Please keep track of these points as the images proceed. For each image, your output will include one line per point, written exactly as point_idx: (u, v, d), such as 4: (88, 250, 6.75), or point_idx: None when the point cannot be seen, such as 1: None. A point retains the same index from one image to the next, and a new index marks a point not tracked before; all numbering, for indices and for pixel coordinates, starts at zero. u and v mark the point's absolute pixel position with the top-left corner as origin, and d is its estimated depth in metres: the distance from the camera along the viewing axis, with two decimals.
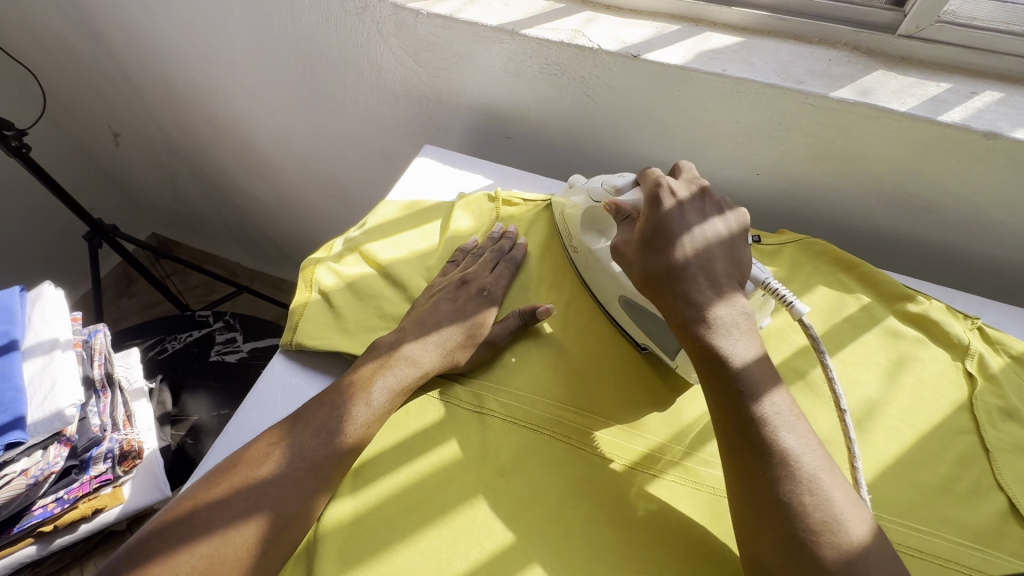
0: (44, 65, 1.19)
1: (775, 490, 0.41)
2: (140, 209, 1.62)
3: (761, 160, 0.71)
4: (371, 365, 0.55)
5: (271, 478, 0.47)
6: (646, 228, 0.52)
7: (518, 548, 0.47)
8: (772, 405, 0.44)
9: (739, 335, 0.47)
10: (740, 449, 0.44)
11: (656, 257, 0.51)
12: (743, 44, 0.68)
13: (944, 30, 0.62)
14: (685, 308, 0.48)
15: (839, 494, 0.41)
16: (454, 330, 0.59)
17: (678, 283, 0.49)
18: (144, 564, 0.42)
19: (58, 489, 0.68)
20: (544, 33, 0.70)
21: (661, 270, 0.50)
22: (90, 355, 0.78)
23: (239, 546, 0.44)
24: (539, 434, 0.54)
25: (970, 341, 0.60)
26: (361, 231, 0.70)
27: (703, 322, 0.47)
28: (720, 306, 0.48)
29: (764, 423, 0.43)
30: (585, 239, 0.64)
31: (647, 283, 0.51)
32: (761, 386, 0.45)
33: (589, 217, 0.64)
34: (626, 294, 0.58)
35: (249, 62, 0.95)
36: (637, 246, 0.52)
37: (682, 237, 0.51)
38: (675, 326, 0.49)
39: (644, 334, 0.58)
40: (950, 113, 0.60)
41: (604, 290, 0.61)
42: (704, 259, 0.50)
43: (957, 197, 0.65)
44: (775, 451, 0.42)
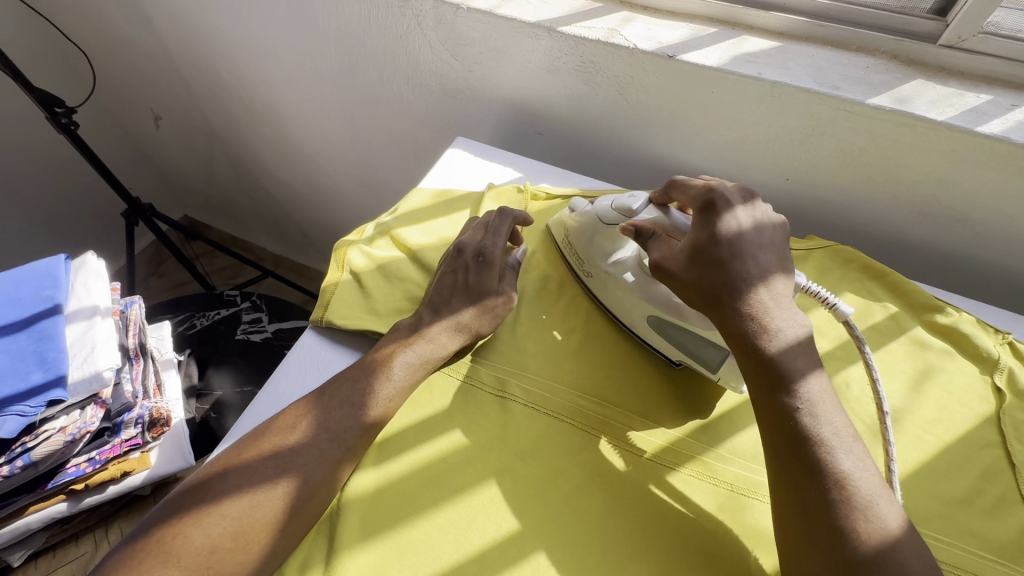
0: (95, 47, 1.24)
1: (803, 480, 0.41)
2: (175, 191, 1.67)
3: (791, 165, 0.72)
4: (394, 344, 0.56)
5: (298, 446, 0.48)
6: (696, 236, 0.52)
7: (533, 530, 0.48)
8: (828, 424, 0.43)
9: (795, 347, 0.46)
10: (790, 467, 0.42)
11: (705, 266, 0.50)
12: (780, 49, 0.68)
13: (988, 42, 0.62)
14: (740, 319, 0.47)
15: (867, 484, 0.41)
16: (467, 310, 0.59)
17: (730, 292, 0.48)
18: (174, 521, 0.44)
19: (91, 450, 0.71)
20: (581, 31, 0.71)
21: (709, 280, 0.49)
22: (126, 324, 0.81)
23: (265, 510, 0.45)
24: (558, 421, 0.55)
25: (1000, 355, 0.59)
26: (392, 217, 0.72)
27: (756, 337, 0.46)
28: (778, 320, 0.47)
29: (816, 440, 0.42)
30: (597, 258, 0.63)
31: (702, 295, 0.50)
32: (814, 404, 0.44)
33: (601, 236, 0.62)
34: (654, 312, 0.58)
35: (290, 50, 0.98)
36: (687, 253, 0.52)
37: (735, 246, 0.50)
38: (730, 337, 0.48)
39: (670, 346, 0.57)
40: (989, 125, 0.59)
41: (627, 310, 0.60)
42: (755, 267, 0.49)
43: (993, 211, 0.64)
44: (827, 472, 0.41)
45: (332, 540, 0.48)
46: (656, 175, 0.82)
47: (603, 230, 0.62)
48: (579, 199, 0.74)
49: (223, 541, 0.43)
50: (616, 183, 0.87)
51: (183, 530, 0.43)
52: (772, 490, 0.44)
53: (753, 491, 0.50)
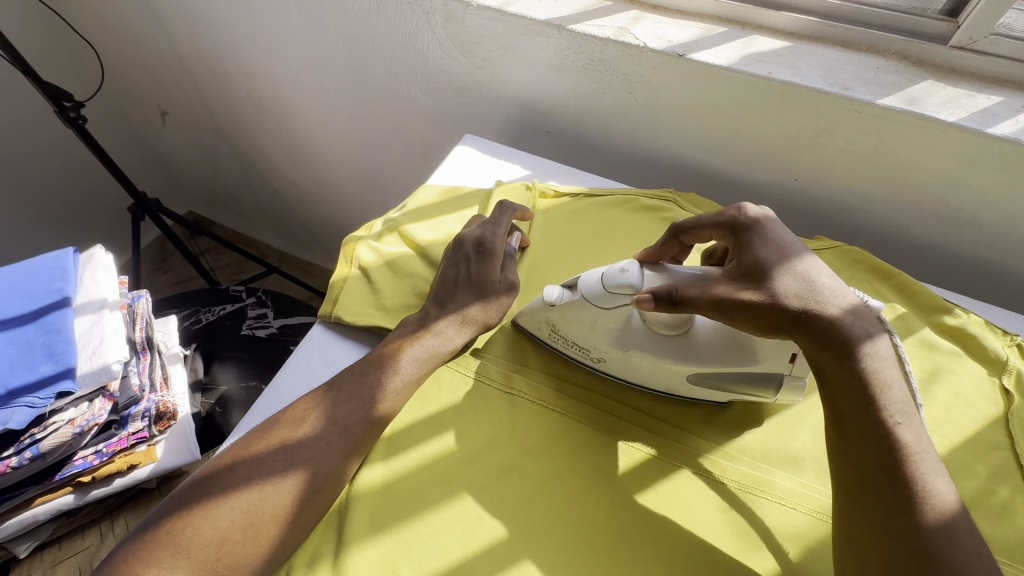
0: (103, 41, 1.24)
1: (887, 491, 0.39)
2: (180, 187, 1.68)
3: (800, 165, 0.72)
4: (401, 339, 0.56)
5: (307, 439, 0.48)
6: (752, 256, 0.47)
7: (541, 526, 0.48)
8: (920, 445, 0.41)
9: (884, 360, 0.44)
10: (881, 494, 0.40)
11: (777, 280, 0.45)
12: (791, 49, 0.68)
13: (998, 43, 0.62)
14: (837, 333, 0.44)
15: (949, 495, 0.39)
16: (472, 303, 0.59)
17: (812, 303, 0.44)
18: (184, 512, 0.44)
19: (98, 442, 0.71)
20: (591, 29, 0.71)
21: (791, 297, 0.45)
22: (132, 318, 0.81)
23: (274, 503, 0.45)
24: (566, 418, 0.55)
25: (1009, 357, 0.59)
26: (401, 214, 0.72)
27: (858, 350, 0.43)
28: (865, 331, 0.44)
29: (912, 464, 0.40)
30: (611, 338, 0.54)
31: (793, 315, 0.44)
32: (907, 423, 0.41)
33: (602, 319, 0.54)
34: (694, 372, 0.52)
35: (298, 46, 0.98)
36: (746, 278, 0.46)
37: (805, 257, 0.47)
38: (827, 354, 0.44)
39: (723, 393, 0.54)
40: (999, 126, 0.59)
41: (660, 377, 0.55)
42: (818, 271, 0.46)
43: (1001, 213, 0.64)
44: (921, 498, 0.39)
45: (341, 533, 0.49)
46: (664, 174, 0.82)
47: (604, 313, 0.53)
48: (586, 198, 0.75)
49: (233, 532, 0.43)
50: (623, 181, 0.87)
51: (193, 521, 0.43)
52: (847, 518, 0.41)
53: (761, 488, 0.50)
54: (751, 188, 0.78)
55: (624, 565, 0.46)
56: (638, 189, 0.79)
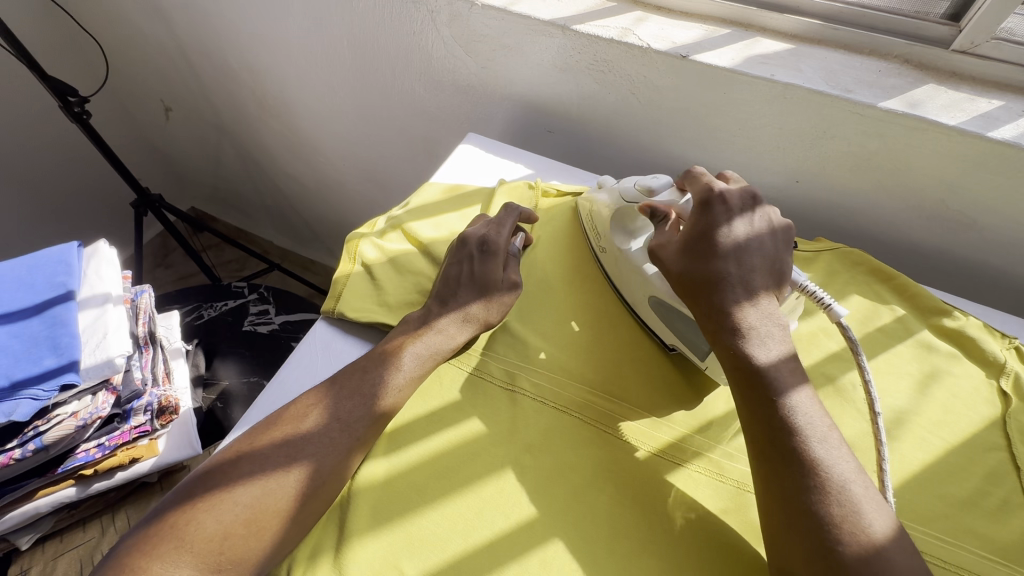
0: (108, 37, 1.25)
1: (775, 455, 0.43)
2: (183, 183, 1.68)
3: (802, 167, 0.72)
4: (403, 335, 0.57)
5: (308, 435, 0.49)
6: (691, 232, 0.52)
7: (541, 523, 0.49)
8: (804, 416, 0.44)
9: (771, 348, 0.47)
10: (770, 457, 0.44)
11: (693, 261, 0.51)
12: (794, 51, 0.69)
13: (1001, 47, 0.62)
14: (721, 312, 0.48)
15: (833, 459, 0.42)
16: (475, 301, 0.59)
17: (714, 289, 0.49)
18: (187, 507, 0.44)
19: (101, 435, 0.71)
20: (595, 30, 0.72)
21: (691, 277, 0.51)
22: (136, 312, 0.82)
23: (277, 498, 0.45)
24: (567, 416, 0.56)
25: (1007, 360, 0.60)
26: (404, 211, 0.73)
27: (736, 332, 0.48)
28: (754, 317, 0.48)
29: (794, 431, 0.44)
30: (610, 237, 0.63)
31: (685, 288, 0.51)
32: (791, 397, 0.45)
33: (618, 215, 0.64)
34: (654, 296, 0.58)
35: (303, 44, 0.99)
36: (676, 249, 0.53)
37: (725, 244, 0.51)
38: (708, 330, 0.50)
39: (667, 329, 0.58)
40: (1000, 130, 0.59)
41: (632, 288, 0.61)
42: (741, 270, 0.50)
43: (1001, 217, 0.65)
44: (804, 461, 0.42)
45: (343, 529, 0.49)
46: (666, 174, 0.83)
47: (619, 210, 0.64)
48: None
49: (235, 527, 0.43)
50: (625, 181, 0.88)
51: (197, 511, 0.44)
52: (756, 483, 0.45)
53: None
54: None
55: (624, 564, 0.47)
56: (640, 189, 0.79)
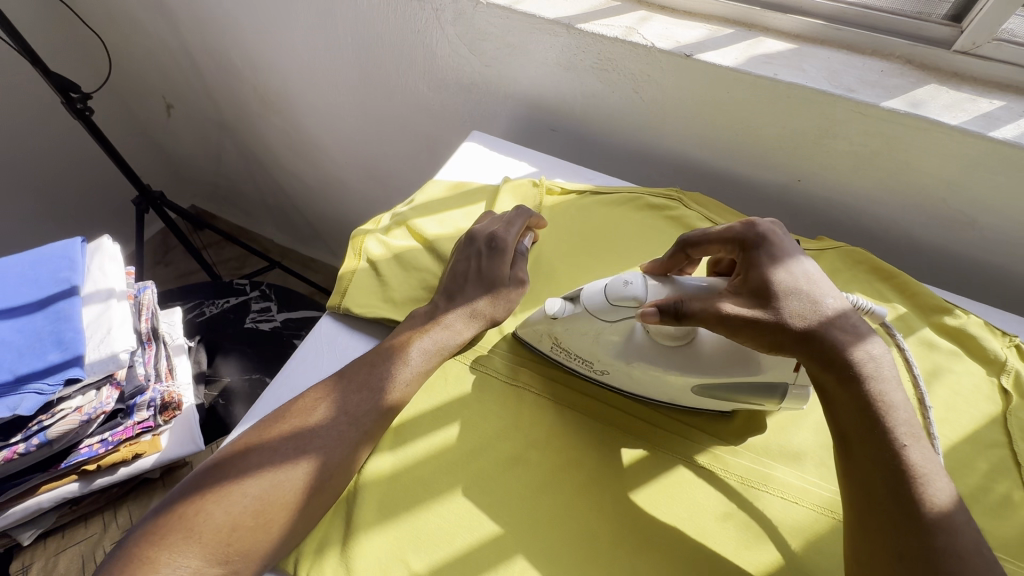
0: (110, 33, 1.25)
1: (889, 505, 0.39)
2: (183, 181, 1.68)
3: (804, 166, 0.73)
4: (410, 331, 0.57)
5: (318, 429, 0.49)
6: (759, 273, 0.46)
7: (546, 517, 0.49)
8: (927, 461, 0.41)
9: (895, 382, 0.43)
10: (886, 509, 0.39)
11: (787, 302, 0.44)
12: (797, 51, 0.69)
13: (1002, 48, 0.62)
14: (846, 355, 0.43)
15: (956, 514, 0.39)
16: (482, 298, 0.60)
17: (830, 330, 0.43)
18: (197, 497, 0.45)
19: (104, 431, 0.71)
20: (599, 29, 0.72)
21: (798, 319, 0.44)
22: (139, 308, 0.82)
23: (285, 490, 0.46)
24: (572, 412, 0.56)
25: (1007, 358, 0.60)
26: (409, 208, 0.73)
27: (864, 375, 0.42)
28: (869, 349, 0.43)
29: (916, 481, 0.40)
30: (614, 353, 0.53)
31: (798, 338, 0.44)
32: (912, 442, 0.41)
33: (606, 334, 0.53)
34: (698, 383, 0.52)
35: (306, 41, 0.99)
36: (757, 296, 0.45)
37: (806, 274, 0.46)
38: (833, 379, 0.43)
39: (727, 402, 0.53)
40: (1002, 130, 0.60)
41: (660, 388, 0.54)
42: (831, 296, 0.45)
43: (1000, 216, 0.65)
44: (924, 515, 0.38)
45: (349, 521, 0.49)
46: (669, 172, 0.83)
47: (609, 327, 0.52)
48: (592, 195, 0.75)
49: (244, 519, 0.43)
50: (627, 179, 0.88)
51: (206, 501, 0.44)
52: (857, 530, 0.41)
53: (763, 482, 0.51)
54: (754, 188, 0.79)
55: (630, 558, 0.47)
56: (644, 188, 0.79)
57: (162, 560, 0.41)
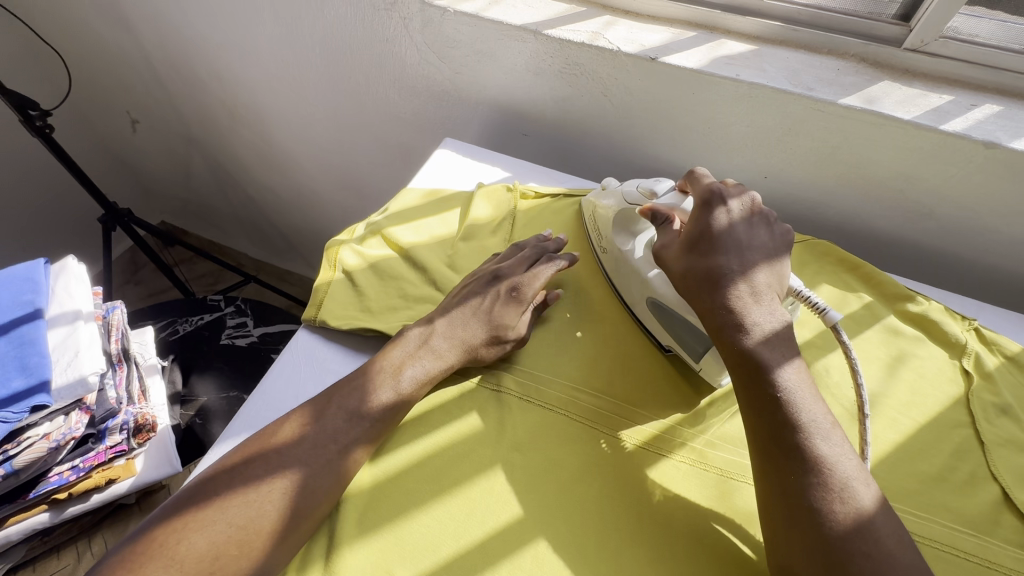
0: (70, 49, 1.21)
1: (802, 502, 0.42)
2: (151, 197, 1.64)
3: (769, 164, 0.75)
4: (401, 353, 0.55)
5: (298, 448, 0.48)
6: (692, 228, 0.53)
7: (529, 522, 0.49)
8: (839, 461, 0.43)
9: (782, 361, 0.47)
10: (799, 505, 0.42)
11: (697, 252, 0.52)
12: (757, 52, 0.71)
13: (948, 45, 0.65)
14: (721, 310, 0.49)
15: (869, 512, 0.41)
16: (479, 329, 0.58)
17: (714, 285, 0.50)
18: (176, 525, 0.44)
19: (75, 457, 0.69)
20: (566, 34, 0.73)
21: (698, 267, 0.51)
22: (107, 330, 0.79)
23: (267, 517, 0.45)
24: (553, 413, 0.56)
25: (967, 341, 0.63)
26: (383, 216, 0.72)
27: (738, 335, 0.48)
28: (760, 324, 0.48)
29: (825, 482, 0.42)
30: (616, 238, 0.64)
31: (685, 283, 0.52)
32: (824, 440, 0.44)
33: (621, 218, 0.64)
34: (653, 296, 0.59)
35: (274, 53, 0.98)
36: (682, 243, 0.53)
37: (724, 242, 0.51)
38: (712, 331, 0.50)
39: (664, 329, 0.59)
40: (951, 123, 0.63)
41: (630, 289, 0.62)
42: (739, 265, 0.50)
43: (956, 206, 0.68)
44: (833, 513, 0.41)
45: (333, 535, 0.49)
46: (640, 173, 0.85)
47: (625, 212, 0.63)
48: (567, 198, 0.76)
49: (226, 547, 0.43)
50: (600, 180, 0.89)
51: (184, 530, 0.43)
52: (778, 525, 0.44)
53: (742, 474, 0.52)
54: None
55: (613, 555, 0.47)
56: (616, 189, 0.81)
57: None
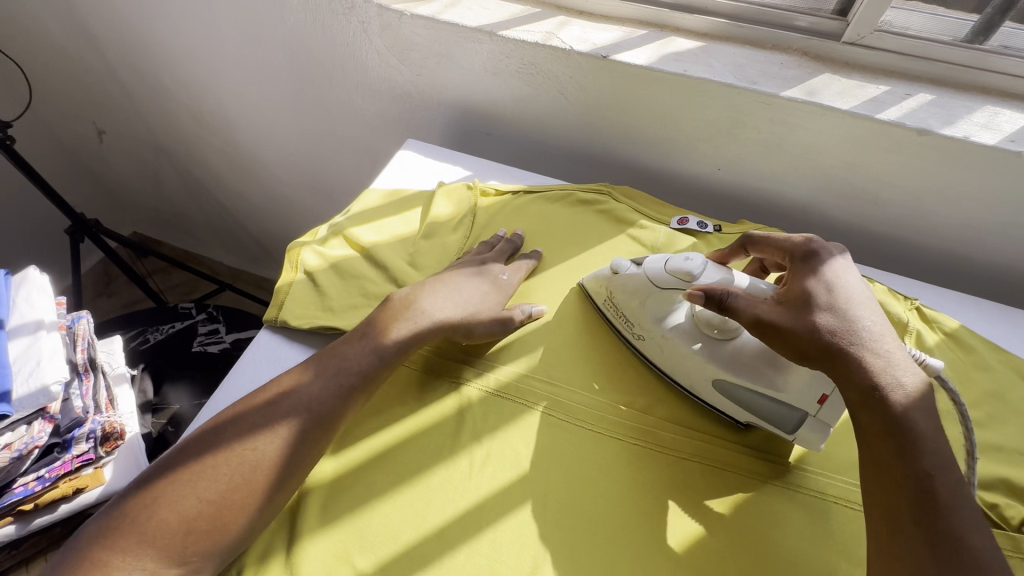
0: (31, 60, 1.20)
1: (912, 519, 0.40)
2: (121, 207, 1.63)
3: (721, 156, 0.77)
4: (390, 320, 0.56)
5: (276, 421, 0.48)
6: (798, 286, 0.48)
7: (489, 506, 0.51)
8: (953, 482, 0.40)
9: (925, 409, 0.42)
10: (910, 525, 0.40)
11: (818, 312, 0.45)
12: (705, 48, 0.74)
13: (883, 38, 0.69)
14: (865, 373, 0.43)
15: (972, 529, 0.39)
16: (471, 297, 0.61)
17: (853, 345, 0.44)
18: (153, 495, 0.45)
19: (41, 468, 0.69)
20: (520, 35, 0.75)
21: (827, 329, 0.44)
22: (73, 339, 0.79)
23: (242, 492, 0.46)
24: (511, 403, 0.58)
25: (909, 320, 0.65)
26: (345, 217, 0.73)
27: (887, 395, 0.42)
28: (905, 378, 0.43)
29: (937, 500, 0.40)
30: (654, 321, 0.58)
31: (819, 347, 0.44)
32: (944, 468, 0.41)
33: (654, 299, 0.58)
34: (720, 379, 0.54)
35: (238, 59, 0.98)
36: (789, 304, 0.47)
37: (843, 295, 0.46)
38: (856, 395, 0.43)
39: (741, 410, 0.54)
40: (887, 112, 0.66)
41: (688, 373, 0.56)
42: (865, 316, 0.45)
43: (897, 190, 0.71)
44: (945, 534, 0.39)
45: (293, 530, 0.50)
46: (599, 169, 0.87)
47: (655, 293, 0.57)
48: (527, 194, 0.77)
49: (200, 519, 0.44)
50: (562, 176, 0.91)
51: (161, 501, 0.44)
52: (882, 543, 0.41)
53: (690, 453, 0.55)
54: (679, 178, 0.83)
55: (569, 535, 0.49)
56: (576, 185, 0.83)
57: (116, 562, 0.42)
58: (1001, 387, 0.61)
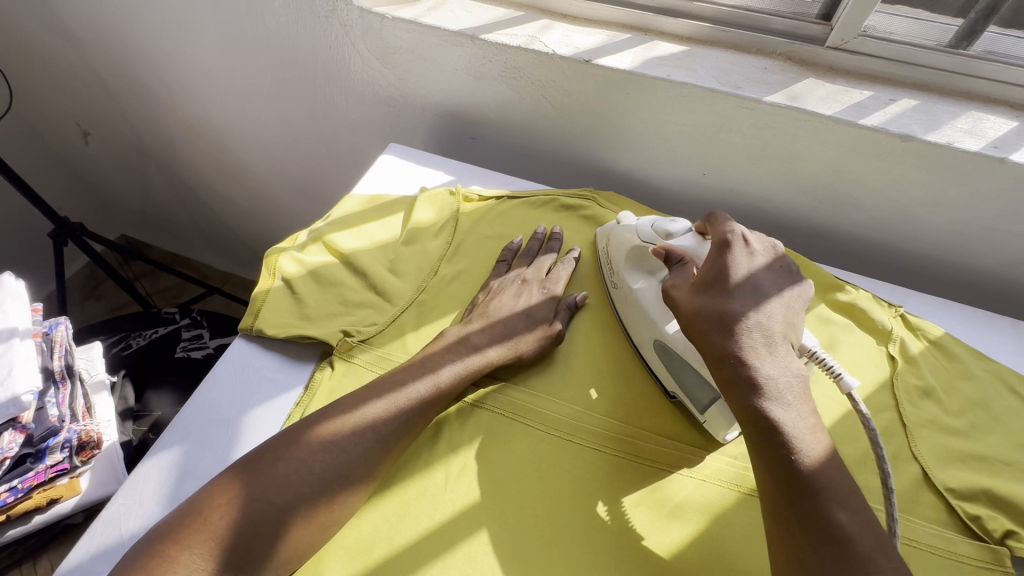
0: (14, 62, 1.19)
1: (791, 507, 0.41)
2: (109, 210, 1.61)
3: (706, 161, 0.76)
4: (441, 351, 0.58)
5: (340, 440, 0.50)
6: (709, 268, 0.50)
7: (466, 518, 0.50)
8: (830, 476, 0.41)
9: (786, 404, 0.43)
10: (789, 512, 0.41)
11: (708, 296, 0.48)
12: (688, 52, 0.73)
13: (866, 43, 0.68)
14: (727, 355, 0.45)
15: (854, 526, 0.39)
16: (520, 325, 0.61)
17: (727, 329, 0.46)
18: (220, 503, 0.45)
19: (12, 478, 0.67)
20: (501, 38, 0.74)
21: (705, 308, 0.48)
22: (50, 347, 0.77)
23: (304, 506, 0.46)
24: (489, 413, 0.57)
25: (893, 327, 0.65)
26: (325, 223, 0.72)
27: (742, 380, 0.44)
28: (771, 373, 0.44)
29: (814, 490, 0.40)
30: (628, 273, 0.62)
31: (693, 324, 0.48)
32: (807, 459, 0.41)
33: (637, 253, 0.61)
34: (660, 338, 0.57)
35: (220, 61, 0.97)
36: (696, 285, 0.50)
37: (739, 285, 0.48)
38: (717, 374, 0.45)
39: (669, 374, 0.56)
40: (871, 118, 0.65)
41: (638, 329, 0.59)
42: (755, 308, 0.47)
43: (881, 196, 0.71)
44: (827, 526, 0.39)
45: None
46: (585, 174, 0.86)
47: (639, 247, 0.61)
48: (510, 199, 0.76)
49: (264, 526, 0.45)
50: (548, 180, 0.90)
51: (227, 512, 0.45)
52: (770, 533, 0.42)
53: (671, 464, 0.54)
54: (665, 183, 0.82)
55: (542, 547, 0.49)
56: (561, 189, 0.82)
57: (181, 560, 0.42)
58: (985, 396, 0.60)
